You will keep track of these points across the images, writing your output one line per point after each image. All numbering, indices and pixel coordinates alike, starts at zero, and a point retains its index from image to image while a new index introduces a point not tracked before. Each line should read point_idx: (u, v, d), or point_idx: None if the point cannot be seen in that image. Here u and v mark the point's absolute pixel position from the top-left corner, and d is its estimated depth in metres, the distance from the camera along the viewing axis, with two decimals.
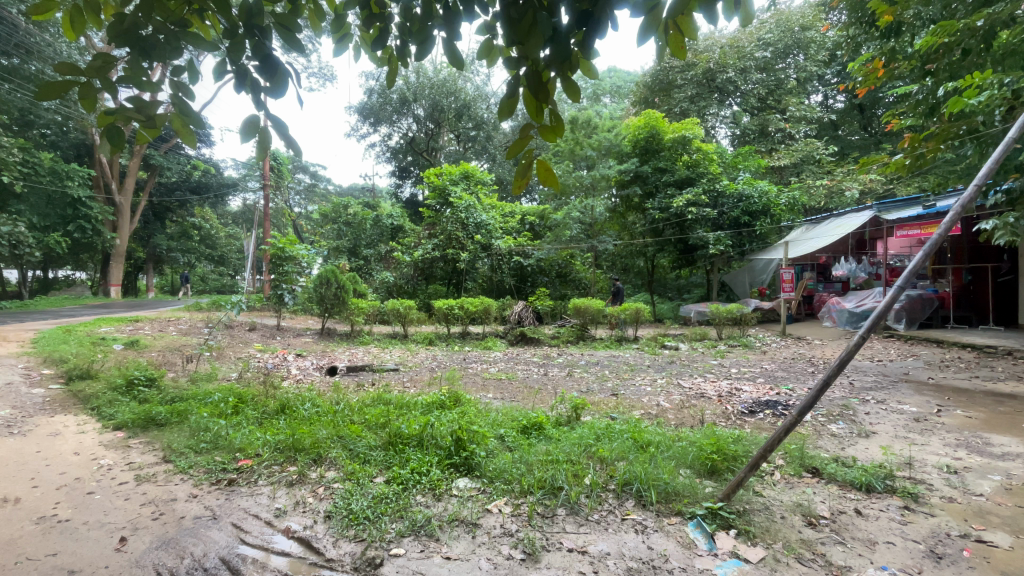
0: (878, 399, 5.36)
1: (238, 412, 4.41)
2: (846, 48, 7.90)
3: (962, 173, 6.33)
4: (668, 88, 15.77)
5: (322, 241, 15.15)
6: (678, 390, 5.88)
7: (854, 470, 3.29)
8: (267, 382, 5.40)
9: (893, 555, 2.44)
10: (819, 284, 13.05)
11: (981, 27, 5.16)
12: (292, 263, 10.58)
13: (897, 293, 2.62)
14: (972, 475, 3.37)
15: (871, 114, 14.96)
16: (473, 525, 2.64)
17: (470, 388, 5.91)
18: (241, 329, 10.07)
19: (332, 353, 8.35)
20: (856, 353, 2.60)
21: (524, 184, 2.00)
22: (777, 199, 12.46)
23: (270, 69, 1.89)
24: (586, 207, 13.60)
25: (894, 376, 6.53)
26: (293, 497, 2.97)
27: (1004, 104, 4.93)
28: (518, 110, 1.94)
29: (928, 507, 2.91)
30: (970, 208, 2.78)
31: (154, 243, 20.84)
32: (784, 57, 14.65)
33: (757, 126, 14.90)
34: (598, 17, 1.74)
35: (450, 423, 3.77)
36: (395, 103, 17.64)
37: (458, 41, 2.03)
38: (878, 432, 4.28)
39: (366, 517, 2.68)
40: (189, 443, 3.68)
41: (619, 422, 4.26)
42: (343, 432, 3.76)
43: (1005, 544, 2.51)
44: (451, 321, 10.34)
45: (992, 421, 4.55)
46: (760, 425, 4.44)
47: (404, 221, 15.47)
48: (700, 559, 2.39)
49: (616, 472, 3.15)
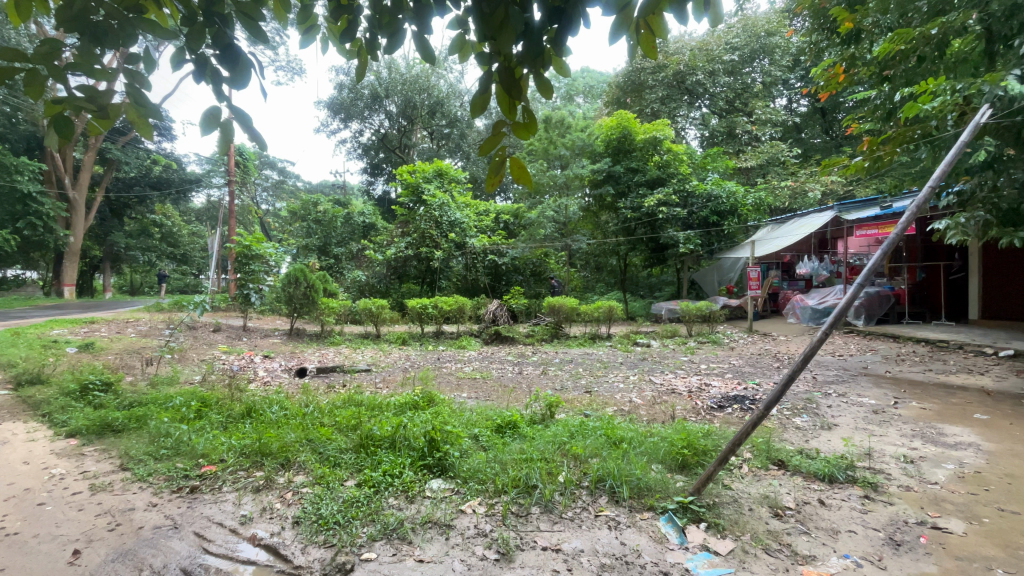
0: (839, 393, 5.57)
1: (201, 416, 4.25)
2: (809, 54, 8.11)
3: (916, 176, 6.60)
4: (640, 89, 15.97)
5: (290, 239, 14.81)
6: (650, 386, 5.98)
7: (817, 462, 3.39)
8: (233, 384, 5.24)
9: (855, 543, 2.53)
10: (783, 282, 13.45)
11: (936, 35, 5.44)
12: (258, 261, 10.12)
13: (857, 291, 2.71)
14: (927, 464, 3.53)
15: (831, 118, 15.57)
16: (446, 527, 2.61)
17: (443, 388, 5.85)
18: (205, 330, 9.72)
19: (301, 354, 8.14)
20: (817, 349, 2.68)
21: (498, 182, 1.98)
22: (744, 200, 12.83)
23: (231, 59, 1.81)
24: (560, 206, 13.74)
25: (854, 370, 6.80)
26: (259, 503, 2.88)
27: (956, 110, 5.14)
28: (490, 108, 1.92)
29: (887, 496, 3.04)
30: (923, 209, 2.90)
31: (111, 241, 19.88)
32: (750, 62, 15.11)
33: (725, 128, 15.29)
34: (571, 15, 1.72)
35: (423, 425, 3.70)
36: (367, 99, 17.37)
37: (428, 36, 1.98)
38: (839, 424, 4.45)
39: (336, 522, 2.61)
40: (148, 450, 3.52)
41: (593, 419, 4.30)
42: (312, 435, 3.66)
43: (959, 531, 2.63)
44: (424, 320, 10.20)
45: (945, 412, 4.78)
46: (727, 419, 4.55)
47: (377, 219, 15.35)
48: (672, 552, 2.43)
49: (589, 469, 3.17)
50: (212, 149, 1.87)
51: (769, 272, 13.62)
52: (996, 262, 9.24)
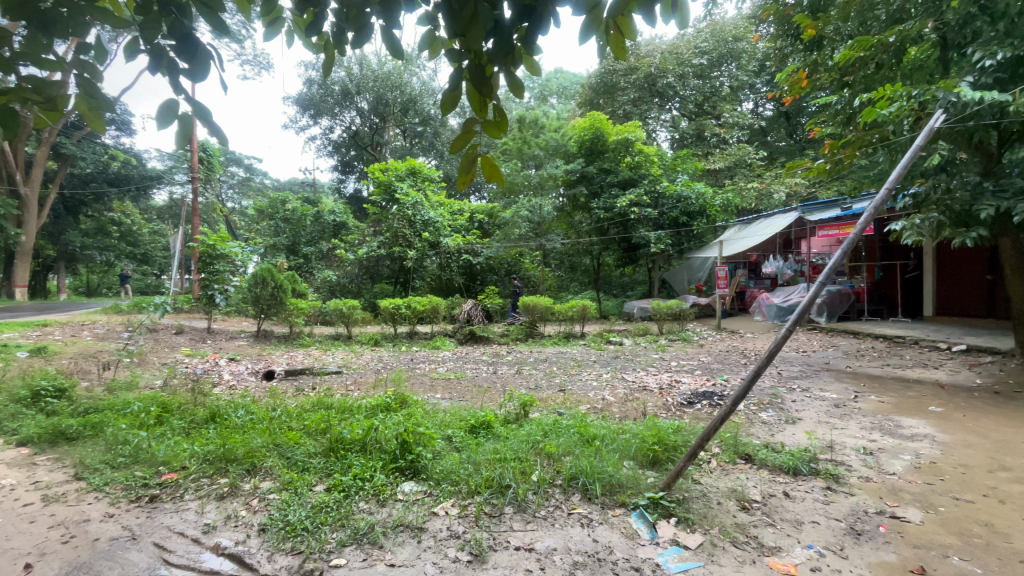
0: (802, 387, 5.77)
1: (162, 422, 4.09)
2: (773, 60, 8.35)
3: (874, 178, 6.89)
4: (612, 91, 16.18)
5: (257, 238, 14.39)
6: (622, 383, 6.06)
7: (782, 455, 3.50)
8: (196, 388, 5.06)
9: (818, 533, 2.62)
10: (750, 280, 13.83)
11: (894, 42, 5.85)
12: (224, 261, 9.78)
13: (818, 288, 2.80)
14: (886, 455, 3.68)
15: (795, 122, 16.07)
16: (418, 530, 2.58)
17: (417, 389, 5.79)
18: (166, 332, 9.34)
19: (268, 356, 7.93)
20: (782, 345, 2.75)
21: (469, 180, 1.96)
22: (713, 201, 13.15)
23: (189, 50, 1.73)
24: (534, 206, 13.75)
25: (816, 365, 7.05)
26: (223, 512, 2.78)
27: (911, 115, 5.36)
28: (461, 106, 1.90)
29: (848, 487, 3.15)
30: (881, 211, 3.02)
31: (66, 240, 18.95)
32: (718, 66, 15.47)
33: (694, 130, 15.59)
34: (541, 14, 1.72)
35: (395, 427, 3.64)
36: (337, 95, 17.04)
37: (397, 31, 1.95)
38: (803, 418, 4.60)
39: (304, 528, 2.55)
40: (105, 458, 3.35)
41: (566, 417, 4.32)
42: (280, 439, 3.56)
43: (916, 520, 2.75)
44: (398, 321, 10.07)
45: (902, 405, 5.00)
46: (697, 415, 4.65)
47: (348, 217, 15.08)
48: (643, 548, 2.46)
49: (562, 467, 3.19)
50: (170, 145, 1.78)
51: (737, 271, 13.98)
52: (948, 261, 9.71)
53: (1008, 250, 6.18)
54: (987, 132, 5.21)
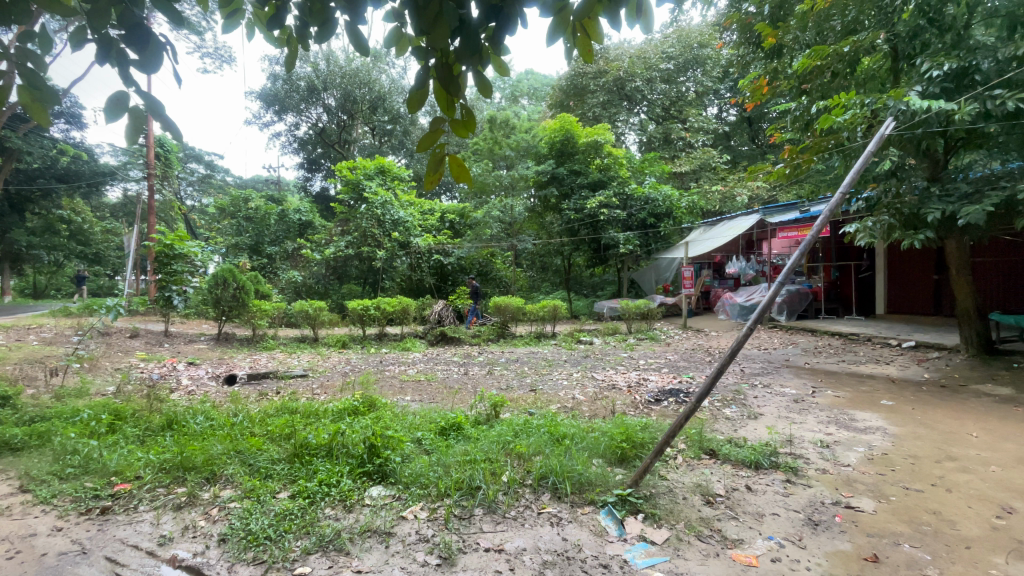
0: (764, 384, 5.97)
1: (115, 431, 3.89)
2: (736, 66, 8.61)
3: (830, 182, 7.19)
4: (582, 93, 16.42)
5: (218, 237, 13.88)
6: (592, 382, 6.13)
7: (745, 450, 3.60)
8: (152, 394, 4.84)
9: (778, 525, 2.71)
10: (715, 280, 14.22)
11: (848, 52, 6.13)
12: (183, 261, 9.39)
13: (777, 288, 2.90)
14: (841, 448, 3.85)
15: (757, 128, 16.59)
16: (386, 535, 2.54)
17: (386, 392, 5.71)
18: (120, 336, 8.90)
19: (230, 360, 7.68)
20: (745, 343, 2.83)
21: (437, 180, 1.94)
22: (679, 203, 13.46)
23: (138, 40, 1.62)
24: (506, 207, 13.70)
25: (777, 362, 7.31)
26: (180, 523, 2.67)
27: (865, 122, 5.61)
28: (427, 105, 1.87)
29: (807, 479, 3.28)
30: (836, 213, 3.15)
31: (10, 238, 17.84)
32: (684, 71, 15.85)
33: (661, 134, 15.96)
34: (508, 14, 1.71)
35: (363, 430, 3.57)
36: (303, 91, 16.60)
37: (362, 26, 1.90)
38: (764, 413, 4.76)
39: (267, 537, 2.46)
40: (52, 469, 3.15)
41: (537, 417, 4.34)
42: (242, 446, 3.44)
43: (868, 509, 2.88)
44: (367, 322, 9.91)
45: (856, 399, 5.24)
46: (664, 412, 4.75)
47: (315, 216, 14.76)
48: (612, 545, 2.49)
49: (533, 467, 3.19)
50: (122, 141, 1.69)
51: (702, 271, 14.34)
52: (899, 262, 10.22)
53: (953, 251, 6.55)
54: (933, 140, 5.56)
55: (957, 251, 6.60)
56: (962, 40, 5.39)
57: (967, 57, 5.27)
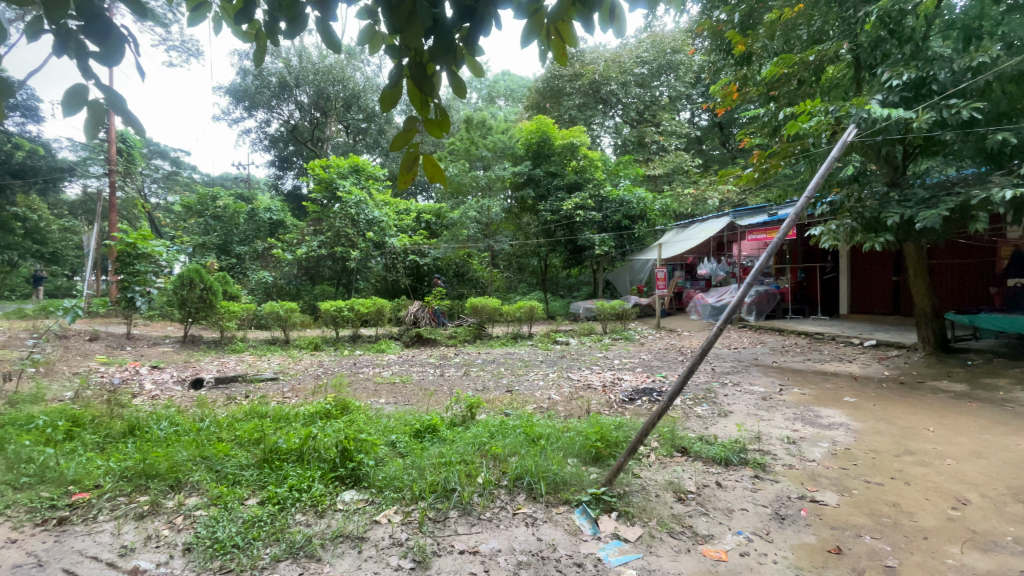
0: (734, 382, 6.12)
1: (73, 438, 3.71)
2: (707, 72, 8.79)
3: (797, 186, 7.43)
4: (558, 96, 16.55)
5: (184, 236, 13.40)
6: (568, 382, 6.18)
7: (715, 447, 3.69)
8: (113, 399, 4.65)
9: (747, 520, 2.78)
10: (687, 281, 14.50)
11: (813, 61, 6.30)
12: (146, 261, 9.04)
13: (746, 289, 2.96)
14: (807, 444, 3.98)
15: (728, 132, 17.00)
16: (359, 540, 2.50)
17: (359, 394, 5.62)
18: (79, 338, 8.50)
19: (196, 363, 7.44)
20: (714, 342, 2.90)
21: (411, 179, 1.92)
22: (652, 205, 13.70)
23: (99, 31, 1.54)
24: (483, 207, 13.55)
25: (746, 361, 7.51)
26: (143, 532, 2.57)
27: (829, 129, 5.81)
28: (400, 104, 1.85)
29: (774, 474, 3.37)
30: (801, 217, 3.24)
31: None
32: (658, 76, 16.13)
33: (635, 137, 16.20)
34: (482, 15, 1.71)
35: (335, 434, 3.51)
36: (274, 87, 16.21)
37: (333, 23, 1.85)
38: (734, 411, 4.89)
39: (234, 545, 2.39)
40: (4, 478, 2.99)
41: (513, 418, 4.34)
42: (208, 452, 3.34)
43: (832, 502, 2.98)
44: (340, 324, 9.74)
45: (821, 396, 5.43)
46: (637, 411, 4.82)
47: (286, 216, 14.47)
48: (586, 544, 2.52)
49: (508, 468, 3.19)
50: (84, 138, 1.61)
51: (675, 272, 14.62)
52: (861, 263, 10.61)
53: (911, 253, 6.85)
54: (893, 146, 5.81)
55: (915, 253, 6.90)
56: (920, 51, 5.63)
57: (925, 68, 5.55)
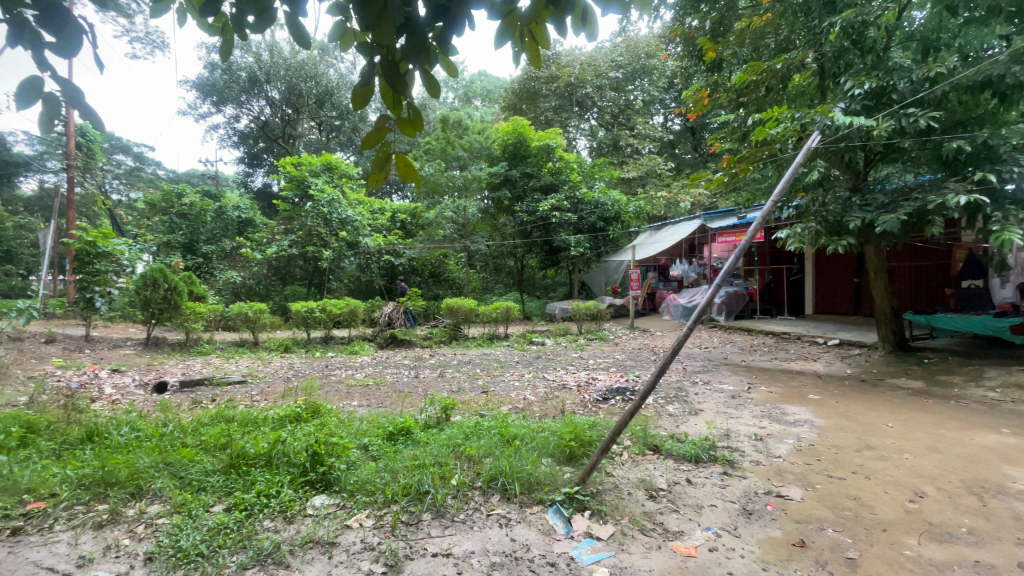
0: (704, 381, 6.25)
1: (25, 445, 3.53)
2: (680, 77, 8.96)
3: (764, 190, 7.67)
4: (534, 97, 16.65)
5: (148, 234, 12.91)
6: (543, 382, 6.21)
7: (685, 445, 3.77)
8: (70, 404, 4.45)
9: (715, 515, 2.85)
10: (660, 282, 14.75)
11: (780, 69, 6.56)
12: (107, 259, 8.72)
13: (716, 290, 3.03)
14: (773, 440, 4.10)
15: (699, 137, 17.37)
16: (329, 545, 2.45)
17: (331, 397, 5.52)
18: (34, 341, 8.09)
19: (160, 366, 7.18)
20: (685, 342, 2.95)
21: (384, 178, 1.90)
22: (627, 208, 13.89)
23: (55, 22, 1.48)
24: (459, 207, 13.34)
25: (716, 360, 7.68)
26: (102, 542, 2.47)
27: (795, 135, 5.99)
28: (372, 102, 1.82)
29: (742, 471, 3.46)
30: (769, 219, 3.33)
31: None
32: (632, 80, 16.36)
33: (610, 140, 16.41)
34: (456, 14, 1.71)
35: (305, 438, 3.44)
36: (244, 82, 15.81)
37: (303, 18, 1.81)
38: (704, 409, 4.99)
39: (199, 554, 2.33)
40: None
41: (487, 419, 4.33)
42: (171, 458, 3.22)
43: (796, 497, 3.08)
44: (311, 325, 9.57)
45: (787, 394, 5.60)
46: (611, 410, 4.88)
47: (255, 214, 14.14)
48: (559, 543, 2.53)
49: (482, 469, 3.18)
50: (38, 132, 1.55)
51: (648, 273, 14.87)
52: (825, 265, 11.00)
53: (872, 256, 7.11)
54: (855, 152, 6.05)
55: (876, 256, 7.17)
56: (881, 61, 5.86)
57: (885, 77, 5.71)
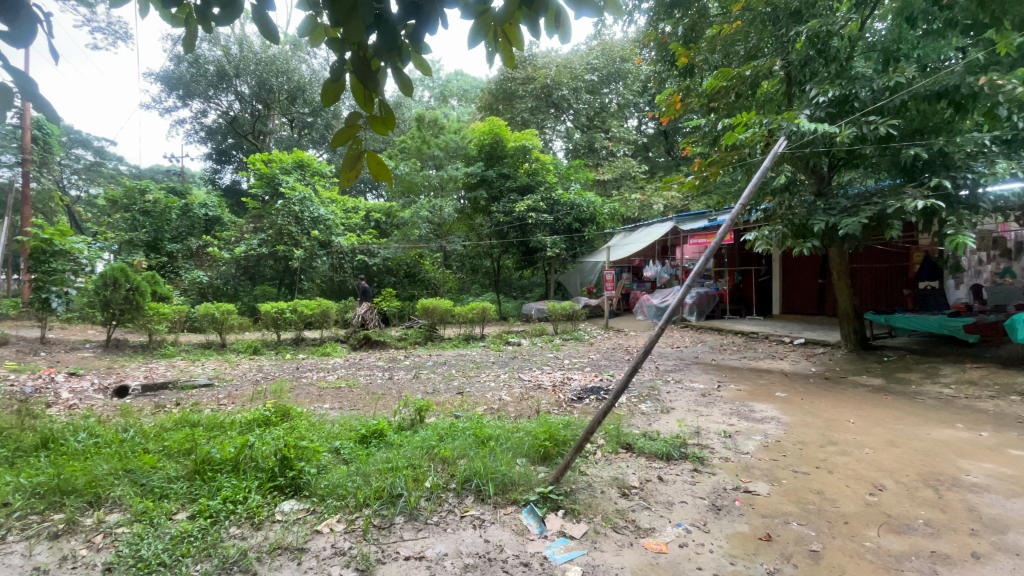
0: (676, 379, 6.38)
1: None
2: (653, 81, 9.10)
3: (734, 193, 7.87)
4: (511, 98, 16.67)
5: (109, 232, 12.42)
6: (518, 382, 6.23)
7: (657, 442, 3.83)
8: (24, 410, 4.24)
9: (686, 512, 2.90)
10: (634, 283, 14.97)
11: (749, 75, 6.73)
12: (63, 258, 8.35)
13: (687, 290, 3.09)
14: (742, 437, 4.21)
15: (672, 141, 17.68)
16: (298, 551, 2.41)
17: (302, 400, 5.42)
18: None
19: (120, 370, 6.90)
20: (656, 341, 3.00)
21: (355, 176, 1.86)
22: (602, 209, 14.02)
23: (6, 9, 1.40)
24: (434, 207, 13.13)
25: (688, 359, 7.84)
26: (57, 553, 2.37)
27: (763, 140, 6.17)
28: (343, 98, 1.80)
29: (711, 467, 3.54)
30: (738, 222, 3.41)
31: None
32: (608, 83, 16.52)
33: (585, 143, 16.56)
34: (428, 12, 1.70)
35: (274, 442, 3.36)
36: (211, 76, 15.36)
37: (271, 12, 1.77)
38: (675, 407, 5.09)
39: (161, 563, 2.25)
40: None
41: (462, 420, 4.31)
42: (132, 464, 3.10)
43: (762, 492, 3.17)
44: (281, 326, 9.36)
45: (755, 392, 5.76)
46: (585, 409, 4.94)
47: (223, 212, 13.72)
48: (532, 543, 2.54)
49: (457, 470, 3.17)
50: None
51: (622, 274, 15.07)
52: (792, 266, 11.35)
53: (835, 258, 7.37)
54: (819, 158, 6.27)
55: (839, 258, 7.44)
56: (844, 70, 6.04)
57: (848, 86, 5.91)
